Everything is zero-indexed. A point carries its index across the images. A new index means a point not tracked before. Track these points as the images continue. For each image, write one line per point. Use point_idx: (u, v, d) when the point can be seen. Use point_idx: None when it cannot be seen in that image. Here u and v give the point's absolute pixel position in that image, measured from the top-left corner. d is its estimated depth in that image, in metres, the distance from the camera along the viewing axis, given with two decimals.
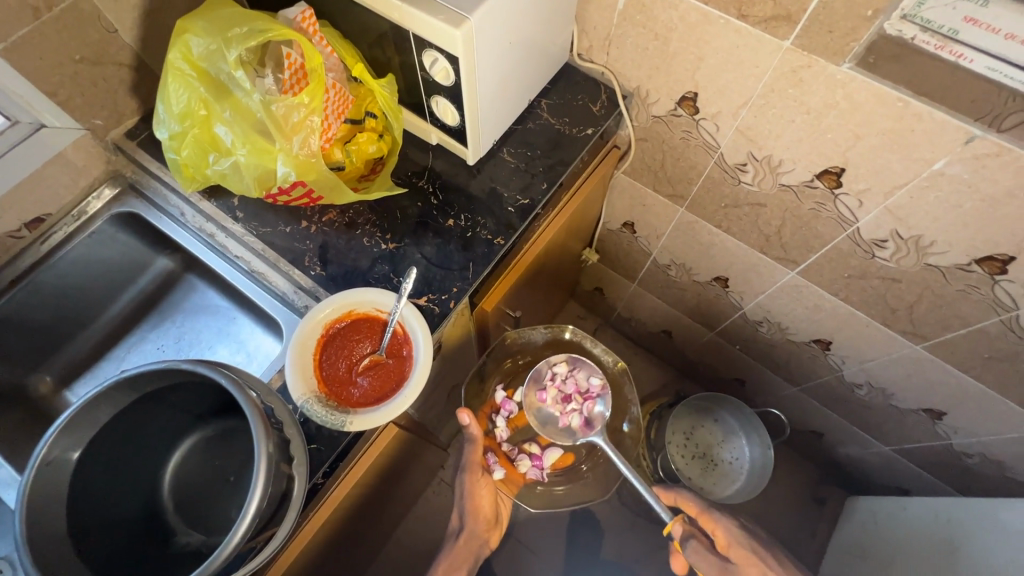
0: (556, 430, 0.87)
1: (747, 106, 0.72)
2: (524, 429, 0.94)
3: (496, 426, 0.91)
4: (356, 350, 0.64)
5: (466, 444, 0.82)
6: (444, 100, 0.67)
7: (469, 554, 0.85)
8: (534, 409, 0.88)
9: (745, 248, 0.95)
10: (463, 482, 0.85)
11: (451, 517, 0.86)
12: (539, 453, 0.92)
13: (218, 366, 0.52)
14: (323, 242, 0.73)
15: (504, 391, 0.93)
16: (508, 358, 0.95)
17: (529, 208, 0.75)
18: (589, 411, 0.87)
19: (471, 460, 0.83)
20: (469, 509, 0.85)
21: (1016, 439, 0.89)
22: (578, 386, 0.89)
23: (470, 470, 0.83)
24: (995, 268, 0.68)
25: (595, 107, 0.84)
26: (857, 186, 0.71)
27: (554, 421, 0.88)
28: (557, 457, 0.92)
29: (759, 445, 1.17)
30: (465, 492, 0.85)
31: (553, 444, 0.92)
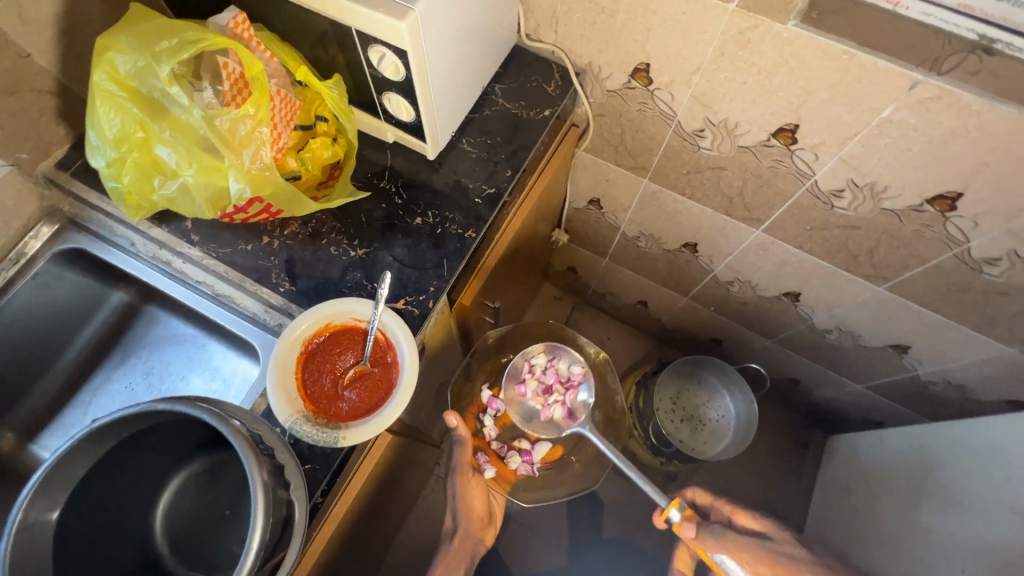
0: (540, 424, 0.88)
1: (699, 72, 0.73)
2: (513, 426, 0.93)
3: (484, 425, 0.91)
4: (339, 363, 0.63)
5: (454, 448, 0.82)
6: (397, 96, 0.64)
7: (465, 550, 0.90)
8: (516, 404, 0.89)
9: (710, 212, 0.97)
10: (455, 484, 0.86)
11: (445, 518, 0.89)
12: (529, 448, 0.91)
13: (194, 400, 0.49)
14: (289, 256, 0.70)
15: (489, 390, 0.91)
16: (493, 357, 0.97)
17: (496, 197, 0.74)
18: (570, 400, 0.88)
19: (460, 463, 0.84)
20: (462, 509, 0.88)
21: (975, 363, 0.95)
22: (558, 375, 0.90)
23: (461, 472, 0.84)
24: (946, 205, 0.71)
25: (549, 87, 0.83)
26: (811, 141, 0.73)
27: (537, 414, 0.88)
28: (546, 451, 0.92)
29: (743, 401, 1.20)
30: (457, 493, 0.87)
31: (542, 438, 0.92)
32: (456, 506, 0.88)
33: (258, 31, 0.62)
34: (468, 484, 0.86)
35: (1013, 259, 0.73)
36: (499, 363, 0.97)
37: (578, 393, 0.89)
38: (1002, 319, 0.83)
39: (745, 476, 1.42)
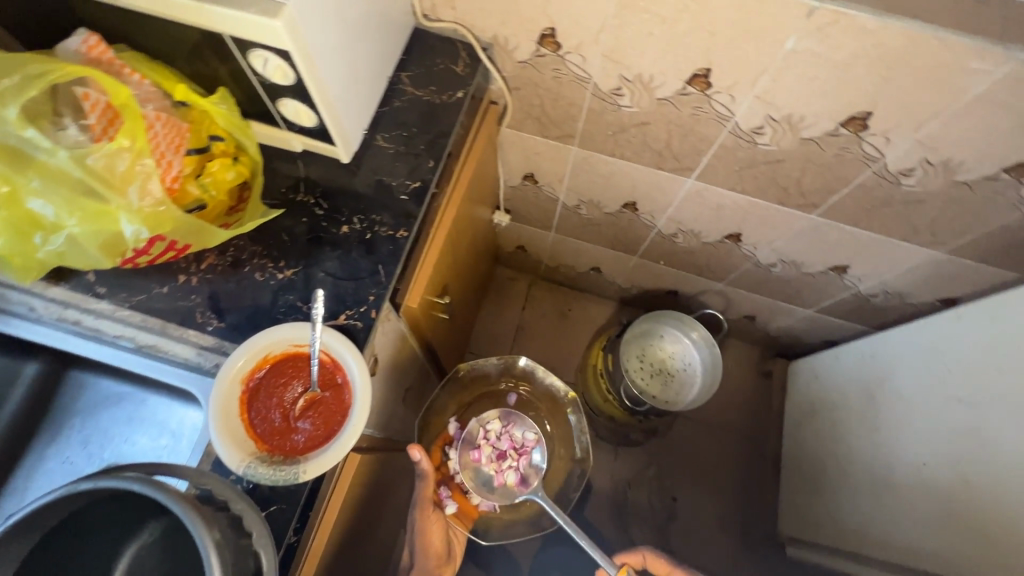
0: (493, 490, 0.89)
1: (605, 30, 0.72)
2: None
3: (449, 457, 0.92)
4: (286, 395, 0.59)
5: (416, 482, 0.76)
6: (294, 102, 0.60)
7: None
8: (471, 471, 0.90)
9: (642, 169, 0.97)
10: (415, 518, 0.79)
11: (403, 553, 0.82)
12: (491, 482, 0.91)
13: (124, 469, 0.45)
14: (211, 291, 0.64)
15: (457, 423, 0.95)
16: (464, 389, 0.99)
17: (422, 190, 0.71)
18: (523, 468, 0.91)
19: (422, 497, 0.77)
20: (419, 546, 0.80)
21: (907, 270, 1.00)
22: (512, 442, 0.93)
23: (421, 506, 0.77)
24: (858, 127, 0.73)
25: (458, 67, 0.79)
26: (724, 83, 0.73)
27: (491, 480, 0.89)
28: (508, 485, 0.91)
29: (706, 347, 1.22)
30: (416, 527, 0.80)
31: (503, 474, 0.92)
32: (413, 542, 0.80)
33: (120, 53, 0.56)
34: (428, 517, 0.79)
35: (925, 168, 0.76)
36: (470, 395, 0.99)
37: (531, 459, 0.92)
38: (924, 226, 0.87)
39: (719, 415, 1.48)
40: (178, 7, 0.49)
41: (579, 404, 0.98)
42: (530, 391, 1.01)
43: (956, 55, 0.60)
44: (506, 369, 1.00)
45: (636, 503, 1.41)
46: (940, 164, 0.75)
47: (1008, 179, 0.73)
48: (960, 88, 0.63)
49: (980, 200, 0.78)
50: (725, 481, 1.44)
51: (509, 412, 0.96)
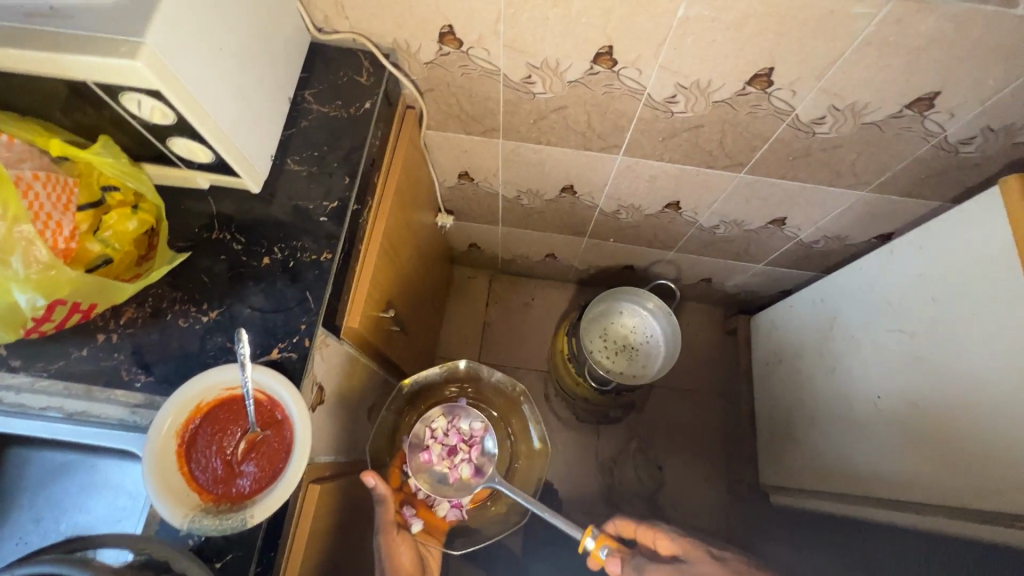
0: (448, 486, 0.91)
1: (501, 21, 0.71)
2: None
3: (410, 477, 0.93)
4: (227, 440, 0.57)
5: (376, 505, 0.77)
6: (184, 140, 0.57)
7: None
8: (424, 472, 0.91)
9: (570, 152, 0.97)
10: (378, 543, 0.79)
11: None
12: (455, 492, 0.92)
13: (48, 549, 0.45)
14: (135, 345, 0.62)
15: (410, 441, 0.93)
16: (411, 407, 0.97)
17: (342, 209, 0.69)
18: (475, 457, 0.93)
19: (384, 518, 0.78)
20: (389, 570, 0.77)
21: (841, 214, 1.03)
22: (461, 435, 0.94)
23: (384, 529, 0.78)
24: (764, 83, 0.74)
25: (362, 77, 0.77)
26: (629, 57, 0.73)
27: (445, 476, 0.91)
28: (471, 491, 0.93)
29: (665, 316, 1.23)
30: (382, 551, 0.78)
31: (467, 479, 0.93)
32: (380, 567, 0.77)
33: None
34: (393, 539, 0.78)
35: (835, 114, 0.77)
36: (417, 411, 0.97)
37: (483, 448, 0.94)
38: (846, 169, 0.89)
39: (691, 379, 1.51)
40: (28, 60, 0.46)
41: (528, 395, 0.99)
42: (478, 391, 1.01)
43: (839, 2, 0.61)
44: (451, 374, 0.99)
45: (623, 478, 1.43)
46: (848, 109, 0.76)
47: (912, 114, 0.75)
48: (849, 34, 0.64)
49: (892, 138, 0.80)
50: (706, 442, 1.47)
51: (456, 405, 0.97)
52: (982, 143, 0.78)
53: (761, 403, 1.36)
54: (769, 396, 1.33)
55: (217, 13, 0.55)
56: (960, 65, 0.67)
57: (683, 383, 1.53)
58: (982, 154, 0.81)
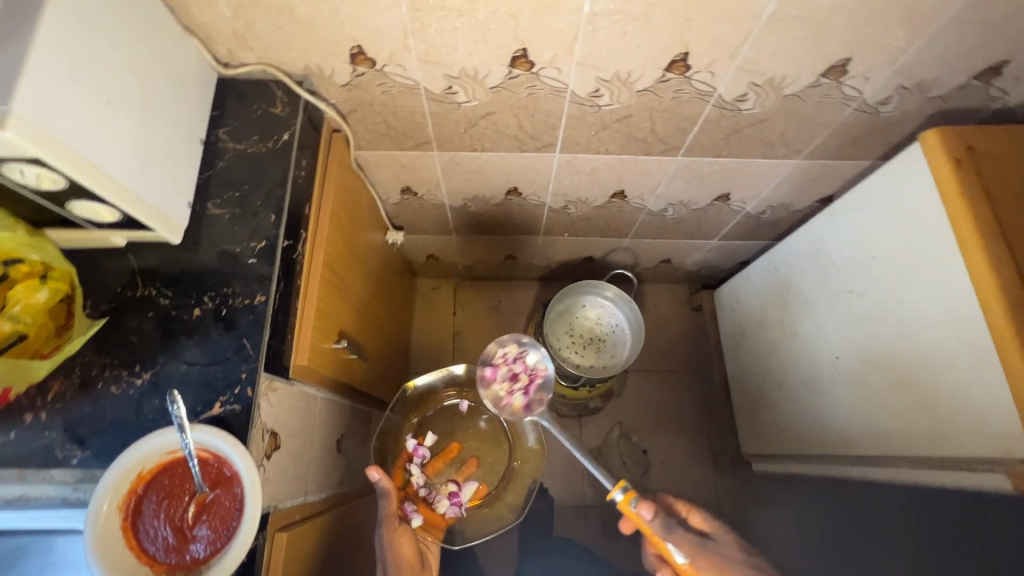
0: (505, 409, 0.97)
1: (410, 35, 0.69)
2: (441, 471, 0.97)
3: (413, 474, 0.95)
4: (177, 504, 0.56)
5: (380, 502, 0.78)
6: (85, 203, 0.55)
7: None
8: (485, 386, 0.98)
9: (508, 156, 0.96)
10: (381, 539, 0.79)
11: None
12: (456, 490, 0.96)
13: None
14: (66, 420, 0.59)
15: (414, 439, 0.97)
16: (413, 409, 0.99)
17: (271, 248, 0.67)
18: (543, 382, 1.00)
19: (388, 513, 0.79)
20: (391, 564, 0.78)
21: (781, 184, 1.04)
22: (526, 366, 1.01)
23: (387, 523, 0.79)
24: (682, 68, 0.74)
25: (276, 108, 0.75)
26: (545, 58, 0.73)
27: (498, 399, 0.98)
28: (472, 491, 0.97)
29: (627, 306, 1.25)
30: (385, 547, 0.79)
31: (468, 479, 0.97)
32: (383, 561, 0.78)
33: None
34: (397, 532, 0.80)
35: (755, 90, 0.78)
36: (420, 414, 1.00)
37: (542, 386, 1.00)
38: (778, 141, 0.90)
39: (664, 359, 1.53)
40: None
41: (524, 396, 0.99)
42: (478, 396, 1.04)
43: None
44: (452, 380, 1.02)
45: (610, 467, 1.44)
46: (767, 84, 0.77)
47: (828, 82, 0.76)
48: (754, 12, 0.65)
49: (814, 106, 0.81)
50: (686, 420, 1.49)
51: (529, 342, 1.03)
52: (898, 102, 0.80)
53: (733, 375, 1.38)
54: (739, 367, 1.35)
55: (101, 68, 0.52)
56: (864, 30, 0.68)
57: (657, 364, 1.54)
58: (900, 112, 0.83)
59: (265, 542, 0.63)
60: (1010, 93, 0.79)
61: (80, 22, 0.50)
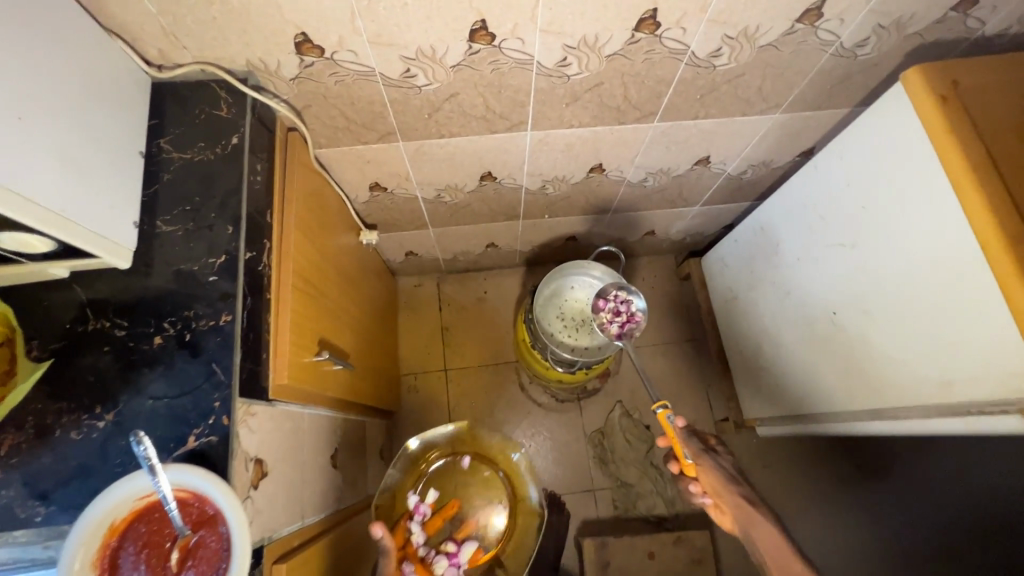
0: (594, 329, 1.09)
1: (358, 16, 0.63)
2: (441, 531, 0.96)
3: (413, 532, 0.93)
4: (159, 550, 0.51)
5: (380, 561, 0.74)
6: (10, 234, 0.49)
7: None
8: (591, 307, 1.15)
9: (478, 139, 0.91)
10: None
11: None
12: (456, 551, 0.94)
13: None
14: (25, 474, 0.53)
15: (416, 496, 0.97)
16: (417, 464, 1.01)
17: (232, 262, 0.62)
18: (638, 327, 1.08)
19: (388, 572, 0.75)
20: None
21: (761, 140, 1.01)
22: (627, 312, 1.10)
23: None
24: (652, 26, 0.70)
25: (220, 110, 0.68)
26: (506, 28, 0.68)
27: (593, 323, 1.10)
28: (472, 551, 0.95)
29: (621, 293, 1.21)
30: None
31: (468, 539, 0.96)
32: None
33: None
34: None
35: (730, 43, 0.74)
36: (423, 470, 1.01)
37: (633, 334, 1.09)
38: (755, 95, 0.87)
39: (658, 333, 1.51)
40: None
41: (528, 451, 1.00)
42: (480, 451, 1.04)
43: None
44: (456, 438, 1.04)
45: (615, 447, 1.42)
46: (741, 35, 0.73)
47: (805, 28, 0.73)
48: None
49: (791, 55, 0.78)
50: (686, 392, 1.48)
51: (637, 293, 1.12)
52: (877, 42, 0.77)
53: (728, 342, 1.36)
54: (733, 333, 1.33)
55: (0, 78, 0.46)
56: None
57: (651, 339, 1.52)
58: (878, 53, 0.80)
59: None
60: (988, 23, 0.76)
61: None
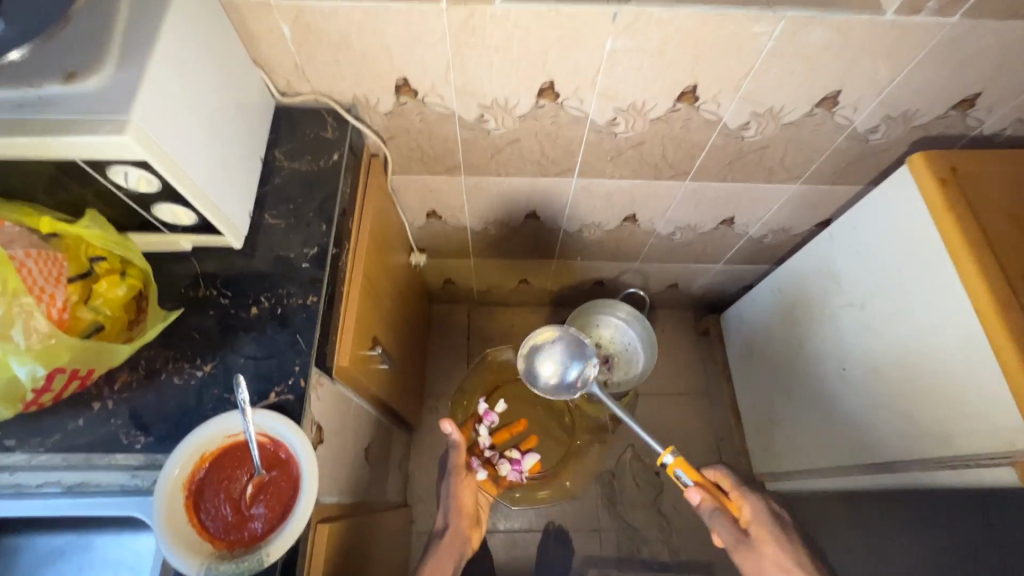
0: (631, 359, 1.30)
1: (451, 68, 0.78)
2: (507, 442, 1.29)
3: (481, 436, 1.25)
4: (235, 483, 0.59)
5: (450, 455, 0.85)
6: (169, 206, 0.61)
7: (454, 552, 0.79)
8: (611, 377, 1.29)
9: (530, 180, 1.04)
10: (450, 485, 0.86)
11: (435, 521, 0.84)
12: (518, 459, 1.24)
13: None
14: (132, 408, 0.63)
15: (484, 405, 1.28)
16: (494, 368, 1.35)
17: (322, 254, 0.73)
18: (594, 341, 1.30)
19: (456, 463, 0.85)
20: (454, 509, 0.83)
21: (782, 208, 1.12)
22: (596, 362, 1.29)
23: (456, 472, 0.85)
24: (691, 99, 0.83)
25: (327, 132, 0.83)
26: (570, 89, 0.81)
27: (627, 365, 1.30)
28: (533, 461, 1.25)
29: (647, 347, 1.30)
30: (450, 491, 0.86)
31: (528, 453, 1.26)
32: (448, 503, 0.84)
33: None
34: (460, 479, 0.85)
35: (757, 119, 0.87)
36: (496, 378, 1.34)
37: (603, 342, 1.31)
38: (778, 166, 0.98)
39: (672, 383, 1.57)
40: (14, 146, 0.50)
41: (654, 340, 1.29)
42: None
43: (740, 24, 0.70)
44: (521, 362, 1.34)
45: (623, 489, 1.45)
46: (767, 113, 0.86)
47: (822, 112, 0.85)
48: (754, 48, 0.74)
49: (810, 134, 0.90)
50: (699, 443, 1.50)
51: None
52: (886, 130, 0.89)
53: (742, 396, 1.41)
54: (748, 387, 1.38)
55: (198, 90, 0.60)
56: (851, 65, 0.77)
57: (667, 387, 1.57)
58: (889, 139, 0.91)
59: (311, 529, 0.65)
60: (986, 122, 0.88)
61: (178, 35, 0.57)
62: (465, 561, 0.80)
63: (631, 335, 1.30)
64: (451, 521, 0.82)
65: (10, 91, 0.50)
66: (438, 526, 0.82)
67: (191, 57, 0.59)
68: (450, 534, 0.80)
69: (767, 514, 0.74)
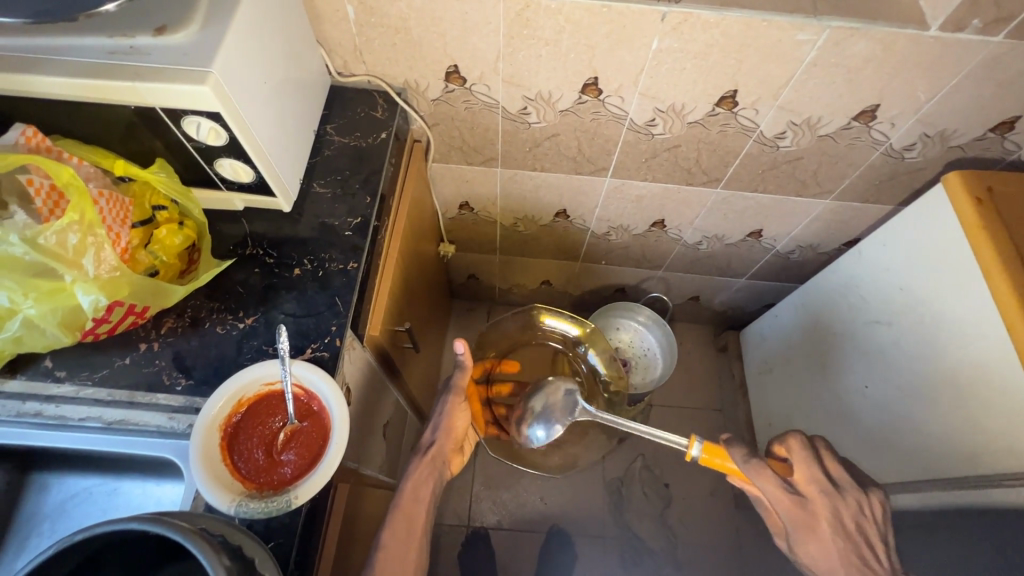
0: (650, 363, 1.30)
1: (500, 59, 0.81)
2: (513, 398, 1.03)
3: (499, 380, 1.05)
4: (267, 429, 0.62)
5: (454, 376, 0.85)
6: (231, 160, 0.65)
7: (435, 471, 0.79)
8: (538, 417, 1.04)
9: (564, 177, 1.06)
10: (446, 403, 0.86)
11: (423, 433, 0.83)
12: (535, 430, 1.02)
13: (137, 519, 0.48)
14: (176, 352, 0.66)
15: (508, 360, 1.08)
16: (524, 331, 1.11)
17: (364, 224, 0.76)
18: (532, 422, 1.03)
19: (460, 385, 0.86)
20: (445, 427, 0.83)
21: (811, 223, 1.13)
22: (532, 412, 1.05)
23: (457, 393, 0.86)
24: (730, 104, 0.85)
25: (377, 112, 0.87)
26: (613, 87, 0.84)
27: (647, 369, 1.30)
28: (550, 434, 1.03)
29: (667, 358, 1.30)
30: (443, 409, 0.85)
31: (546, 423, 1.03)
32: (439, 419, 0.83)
33: (57, 142, 0.61)
34: (456, 401, 0.86)
35: (794, 129, 0.89)
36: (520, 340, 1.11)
37: (623, 344, 1.31)
38: (810, 179, 1.00)
39: (686, 396, 1.57)
40: (104, 88, 0.54)
41: (673, 338, 1.28)
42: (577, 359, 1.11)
43: (784, 31, 0.72)
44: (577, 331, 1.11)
45: (631, 497, 1.43)
46: (804, 124, 0.88)
47: (859, 126, 0.87)
48: (797, 57, 0.76)
49: (846, 147, 0.92)
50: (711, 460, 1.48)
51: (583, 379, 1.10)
52: (922, 148, 0.90)
53: (760, 413, 1.40)
54: (766, 404, 1.37)
55: (270, 58, 0.64)
56: (893, 79, 0.78)
57: (683, 400, 1.56)
58: (924, 159, 0.93)
59: (332, 487, 0.66)
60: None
61: (257, 4, 0.61)
62: (441, 484, 0.80)
63: (654, 340, 1.31)
64: (439, 438, 0.82)
65: (106, 39, 0.55)
66: (428, 440, 0.82)
67: (268, 25, 0.63)
68: (434, 454, 0.80)
69: (827, 531, 0.70)
